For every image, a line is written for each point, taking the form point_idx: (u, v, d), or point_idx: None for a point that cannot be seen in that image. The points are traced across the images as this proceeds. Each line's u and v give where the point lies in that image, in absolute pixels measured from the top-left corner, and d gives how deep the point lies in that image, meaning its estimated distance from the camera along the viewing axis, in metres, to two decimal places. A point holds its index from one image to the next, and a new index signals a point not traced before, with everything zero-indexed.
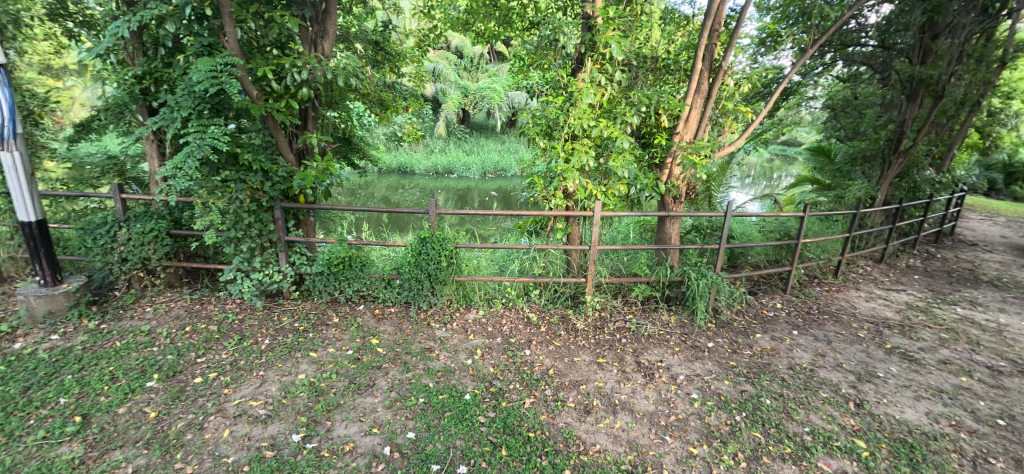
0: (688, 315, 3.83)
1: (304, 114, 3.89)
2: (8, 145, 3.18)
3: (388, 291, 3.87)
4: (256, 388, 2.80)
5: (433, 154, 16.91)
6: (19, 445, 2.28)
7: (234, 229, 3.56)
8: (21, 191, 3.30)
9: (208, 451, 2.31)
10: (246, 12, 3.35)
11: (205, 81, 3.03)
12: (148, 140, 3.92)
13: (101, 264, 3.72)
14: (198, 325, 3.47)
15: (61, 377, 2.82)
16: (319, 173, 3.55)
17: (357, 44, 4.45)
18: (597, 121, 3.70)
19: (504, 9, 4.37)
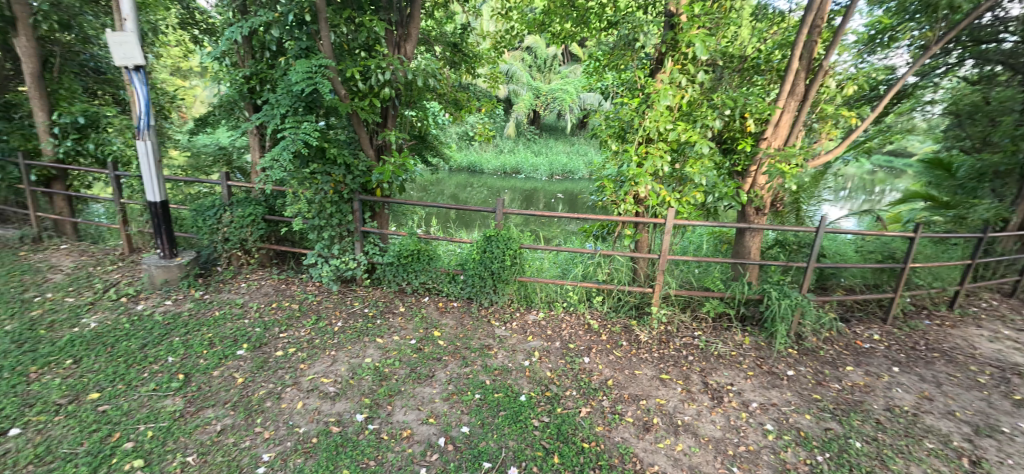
0: (766, 338, 3.52)
1: (385, 113, 4.11)
2: (144, 135, 3.73)
3: (453, 286, 3.97)
4: (327, 367, 3.00)
5: (502, 154, 17.14)
6: (136, 393, 2.64)
7: (318, 218, 3.84)
8: (151, 176, 3.82)
9: (283, 419, 2.51)
10: (340, 18, 3.63)
11: (301, 81, 3.28)
12: (251, 134, 4.35)
13: (208, 242, 4.21)
14: (282, 303, 3.80)
15: (170, 338, 3.21)
16: (396, 168, 3.72)
17: (437, 46, 4.61)
18: (674, 125, 3.49)
19: (581, 9, 4.27)
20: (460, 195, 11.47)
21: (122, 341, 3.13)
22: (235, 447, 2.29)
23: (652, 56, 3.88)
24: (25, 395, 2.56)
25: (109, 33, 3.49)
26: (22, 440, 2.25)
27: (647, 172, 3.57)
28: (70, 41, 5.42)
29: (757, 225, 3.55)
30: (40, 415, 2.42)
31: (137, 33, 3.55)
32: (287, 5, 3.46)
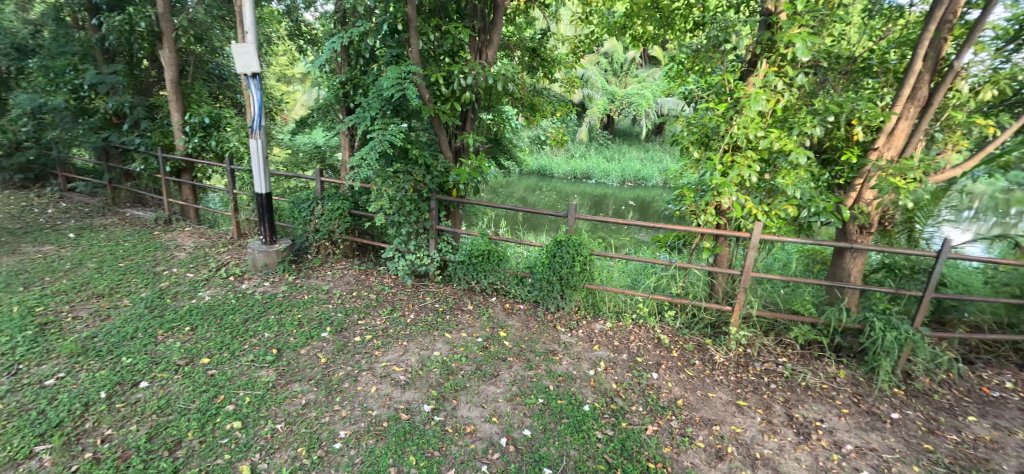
0: (866, 373, 3.13)
1: (464, 116, 4.26)
2: (256, 134, 4.20)
3: (520, 288, 4.00)
4: (399, 356, 3.16)
5: (572, 159, 16.99)
6: (237, 362, 2.97)
7: (398, 214, 4.06)
8: (260, 170, 4.28)
9: (358, 401, 2.68)
10: (428, 26, 3.81)
11: (392, 87, 3.50)
12: (343, 134, 4.71)
13: (302, 232, 4.62)
14: (362, 292, 4.06)
15: (267, 316, 3.58)
16: (472, 170, 3.83)
17: (516, 51, 4.65)
18: (766, 131, 3.20)
19: (666, 10, 4.10)
20: (529, 198, 11.54)
21: (228, 315, 3.54)
22: (316, 421, 2.49)
23: (743, 59, 3.62)
24: (153, 354, 3.00)
25: (234, 44, 3.96)
26: (150, 392, 2.64)
27: (732, 181, 3.33)
28: (202, 52, 6.25)
29: (860, 245, 3.17)
30: (163, 372, 2.81)
31: (255, 44, 4.00)
32: (382, 15, 3.70)
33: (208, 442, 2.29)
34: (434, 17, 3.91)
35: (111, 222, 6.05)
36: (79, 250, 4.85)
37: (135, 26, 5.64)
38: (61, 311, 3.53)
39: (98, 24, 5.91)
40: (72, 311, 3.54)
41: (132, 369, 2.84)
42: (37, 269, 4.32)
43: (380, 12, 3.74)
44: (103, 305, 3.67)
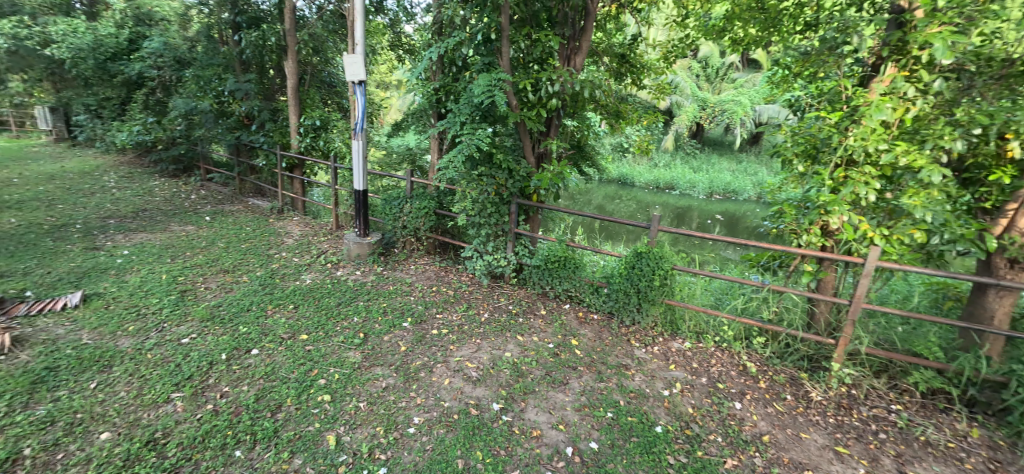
0: (1008, 436, 2.59)
1: (549, 122, 4.28)
2: (358, 136, 4.60)
3: (595, 297, 3.92)
4: (472, 352, 3.27)
5: (656, 168, 16.34)
6: (330, 341, 3.27)
7: (479, 216, 4.20)
8: (359, 169, 4.67)
9: (433, 391, 2.81)
10: (520, 35, 3.90)
11: (483, 93, 3.64)
12: (434, 138, 4.97)
13: (391, 227, 4.96)
14: (441, 288, 4.26)
15: (357, 301, 3.90)
16: (555, 176, 3.84)
17: (604, 58, 4.56)
18: (891, 144, 2.80)
19: (773, 11, 3.78)
20: (608, 206, 11.30)
21: (324, 298, 3.92)
22: (394, 405, 2.66)
23: (865, 62, 3.21)
24: (263, 326, 3.41)
25: (347, 54, 4.39)
26: (258, 359, 3.01)
27: (843, 199, 2.98)
28: (317, 63, 7.00)
29: (1008, 283, 2.66)
30: (270, 343, 3.19)
31: (364, 55, 4.39)
32: (478, 25, 3.86)
33: (303, 410, 2.55)
34: (525, 26, 4.00)
35: (237, 209, 6.99)
36: (211, 231, 5.67)
37: (267, 41, 6.49)
38: (196, 281, 4.15)
39: (238, 40, 6.88)
40: (204, 282, 4.15)
41: (246, 337, 3.25)
42: (181, 245, 5.13)
43: (476, 22, 3.91)
44: (227, 279, 4.25)
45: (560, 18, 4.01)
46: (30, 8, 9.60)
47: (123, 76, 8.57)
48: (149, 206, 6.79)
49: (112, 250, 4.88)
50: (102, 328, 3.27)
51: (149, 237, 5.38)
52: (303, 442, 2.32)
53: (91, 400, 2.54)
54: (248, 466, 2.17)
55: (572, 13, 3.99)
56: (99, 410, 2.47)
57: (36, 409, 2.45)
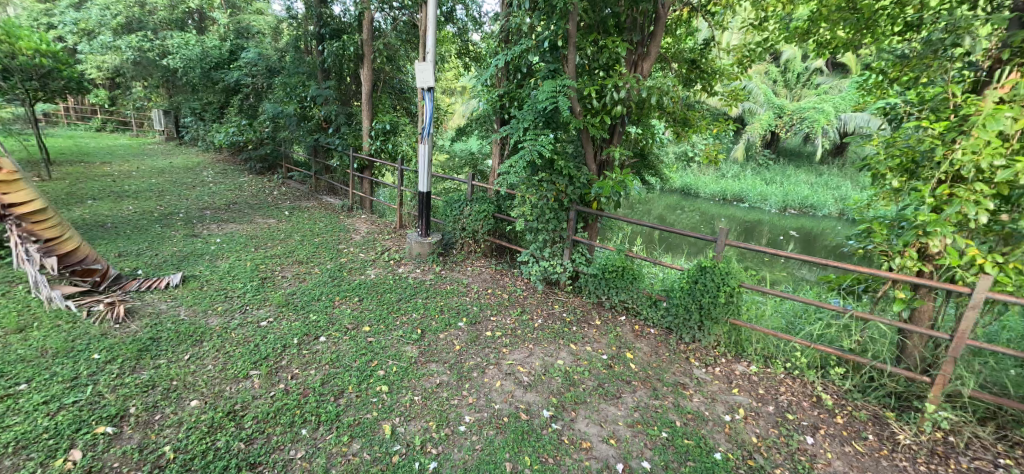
0: None
1: (613, 129, 4.20)
2: (425, 140, 4.78)
3: (653, 311, 3.77)
4: (524, 357, 3.27)
5: (723, 179, 15.50)
6: (390, 334, 3.42)
7: (537, 221, 4.21)
8: (424, 171, 4.84)
9: (484, 391, 2.85)
10: (587, 41, 3.87)
11: (546, 99, 3.65)
12: (496, 143, 5.06)
13: (451, 228, 5.10)
14: (496, 291, 4.32)
15: (416, 298, 4.05)
16: (616, 184, 3.75)
17: (673, 64, 4.40)
18: (1010, 160, 2.43)
19: (867, 11, 3.44)
20: (669, 217, 10.89)
21: (386, 293, 4.10)
22: (447, 401, 2.72)
23: (979, 66, 2.84)
24: (330, 315, 3.64)
25: (418, 62, 4.60)
26: (325, 346, 3.21)
27: (947, 220, 2.64)
28: (389, 70, 7.40)
29: None
30: (336, 332, 3.39)
31: (434, 62, 4.57)
32: (545, 32, 3.89)
33: (363, 398, 2.69)
34: (592, 33, 3.97)
35: (312, 205, 7.54)
36: (289, 225, 6.16)
37: (346, 50, 6.97)
38: (275, 270, 4.53)
39: (322, 50, 7.45)
40: (281, 271, 4.51)
41: (315, 324, 3.49)
42: (263, 236, 5.62)
43: (543, 30, 3.94)
44: (301, 270, 4.59)
45: (629, 24, 3.91)
46: (154, 24, 11.03)
47: (223, 83, 9.57)
48: (239, 200, 7.51)
49: (206, 238, 5.45)
50: (197, 307, 3.66)
51: (237, 228, 5.94)
52: (362, 428, 2.44)
53: (184, 370, 2.85)
54: (312, 445, 2.32)
55: (642, 19, 3.88)
56: (191, 380, 2.76)
57: (141, 374, 2.79)
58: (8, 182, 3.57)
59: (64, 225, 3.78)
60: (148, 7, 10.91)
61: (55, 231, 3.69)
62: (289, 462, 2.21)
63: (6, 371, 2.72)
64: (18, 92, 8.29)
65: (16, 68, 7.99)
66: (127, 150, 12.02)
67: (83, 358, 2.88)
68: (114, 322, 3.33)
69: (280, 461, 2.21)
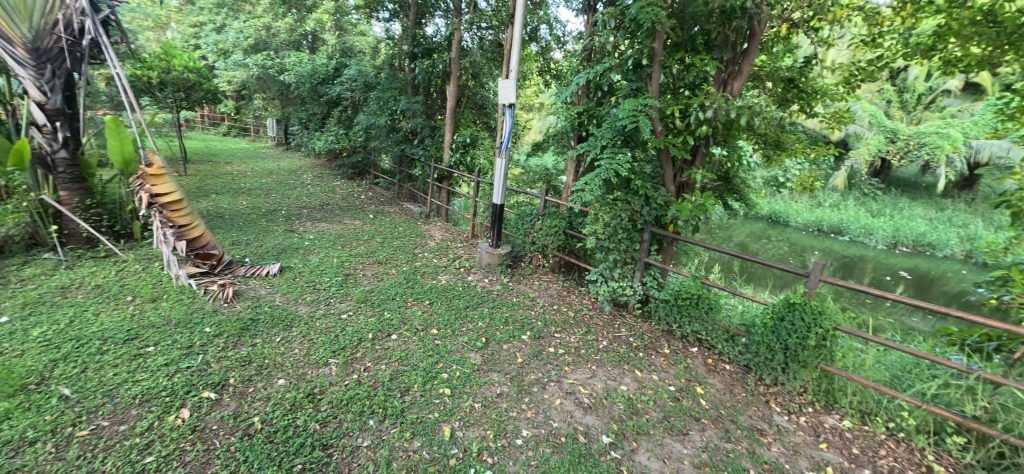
0: None
1: (695, 150, 4.03)
2: (503, 154, 4.92)
3: (729, 346, 3.50)
4: (586, 378, 3.19)
5: (819, 209, 14.11)
6: (455, 340, 3.52)
7: (609, 240, 4.13)
8: (500, 183, 4.95)
9: (543, 408, 2.83)
10: (673, 59, 3.76)
11: (627, 118, 3.59)
12: (571, 160, 5.06)
13: (521, 241, 5.17)
14: (561, 308, 4.28)
15: (482, 307, 4.14)
16: (695, 207, 3.55)
17: (767, 83, 4.11)
18: None
19: (1011, 24, 2.96)
20: (752, 246, 10.13)
21: (455, 299, 4.24)
22: (506, 412, 2.74)
23: None
24: (403, 315, 3.84)
25: (502, 80, 4.76)
26: (396, 343, 3.39)
27: None
28: (473, 86, 7.75)
29: None
30: (406, 331, 3.57)
31: (516, 80, 4.71)
32: (630, 51, 3.85)
33: (426, 398, 2.79)
34: (679, 50, 3.85)
35: (394, 210, 8.06)
36: (373, 227, 6.63)
37: (435, 68, 7.42)
38: (357, 268, 4.89)
39: (414, 67, 8.02)
40: (363, 270, 4.86)
41: (388, 322, 3.70)
42: (349, 236, 6.10)
43: (628, 48, 3.91)
44: (380, 270, 4.91)
45: (720, 41, 3.74)
46: (276, 45, 12.60)
47: (327, 97, 10.64)
48: (331, 202, 8.24)
49: (302, 234, 6.04)
50: (290, 295, 4.06)
51: (328, 227, 6.51)
52: (423, 427, 2.54)
53: (275, 351, 3.16)
54: (377, 436, 2.46)
55: (734, 36, 3.70)
56: (280, 360, 3.06)
57: (241, 349, 3.15)
58: (157, 176, 4.23)
59: (193, 214, 4.39)
60: (272, 31, 12.51)
61: (187, 219, 4.30)
62: (355, 449, 2.35)
63: (140, 334, 3.21)
64: (169, 101, 9.88)
65: (170, 81, 9.54)
66: (246, 153, 13.75)
67: (197, 330, 3.33)
68: (224, 300, 3.79)
69: (347, 447, 2.36)
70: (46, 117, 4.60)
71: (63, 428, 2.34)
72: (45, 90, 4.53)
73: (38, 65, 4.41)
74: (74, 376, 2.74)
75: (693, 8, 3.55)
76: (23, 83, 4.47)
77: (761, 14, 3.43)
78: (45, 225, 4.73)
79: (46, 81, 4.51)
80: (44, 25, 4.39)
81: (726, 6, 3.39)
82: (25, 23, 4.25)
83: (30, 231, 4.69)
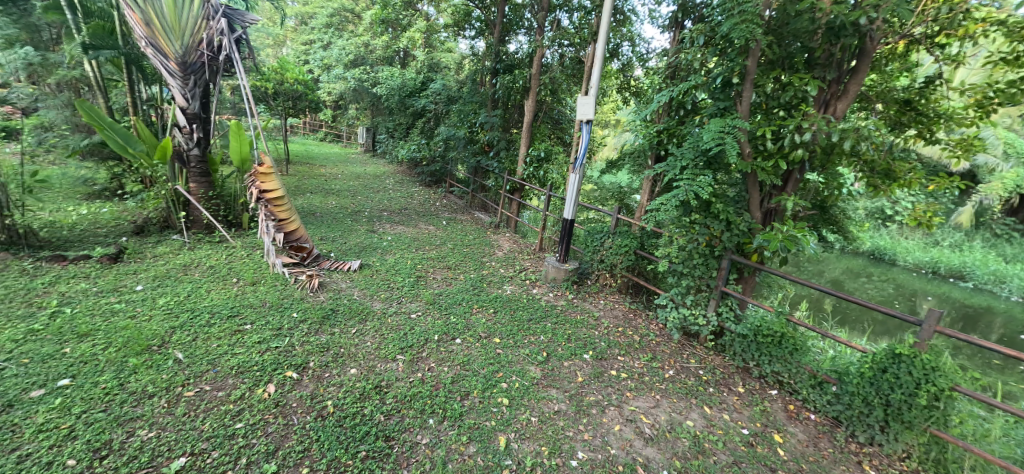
0: None
1: (787, 176, 3.72)
2: (577, 170, 4.89)
3: (815, 393, 3.15)
4: (649, 407, 3.04)
5: (935, 248, 12.33)
6: (517, 351, 3.54)
7: (683, 265, 3.92)
8: (571, 199, 4.90)
9: (601, 432, 2.74)
10: (767, 78, 3.51)
11: (712, 138, 3.41)
12: (647, 179, 4.90)
13: (588, 258, 5.08)
14: (627, 331, 4.13)
15: (545, 321, 4.13)
16: (785, 237, 3.26)
17: (877, 105, 3.70)
18: None
19: None
20: (849, 284, 9.07)
21: (519, 310, 4.27)
22: (562, 431, 2.69)
23: None
24: (468, 321, 3.94)
25: (580, 96, 4.75)
26: (459, 347, 3.48)
27: None
28: (551, 102, 7.84)
29: None
30: (470, 337, 3.66)
31: (595, 96, 4.67)
32: (719, 69, 3.68)
33: (484, 405, 2.83)
34: (774, 69, 3.60)
35: (465, 219, 8.34)
36: (445, 233, 6.91)
37: (515, 83, 7.62)
38: (429, 271, 5.12)
39: (494, 83, 8.30)
40: (433, 273, 5.07)
41: (454, 326, 3.82)
42: (423, 240, 6.41)
43: (716, 67, 3.74)
44: (449, 275, 5.09)
45: (823, 60, 3.44)
46: (372, 60, 13.71)
47: (413, 108, 11.35)
48: (409, 206, 8.73)
49: (381, 235, 6.45)
50: (366, 291, 4.35)
51: (405, 230, 6.89)
52: (480, 433, 2.57)
53: (351, 341, 3.39)
54: (435, 435, 2.54)
55: (840, 53, 3.39)
56: (354, 351, 3.27)
57: (321, 336, 3.42)
58: (266, 175, 4.74)
59: (292, 210, 4.86)
60: (370, 47, 13.65)
61: (286, 214, 4.78)
62: (414, 445, 2.45)
63: (241, 312, 3.61)
64: (280, 109, 11.13)
65: (282, 92, 10.75)
66: (338, 157, 15.03)
67: (287, 314, 3.67)
68: (310, 290, 4.16)
69: (407, 442, 2.46)
70: (186, 120, 5.39)
71: (174, 388, 2.69)
72: (187, 97, 5.32)
73: (184, 76, 5.19)
74: (187, 343, 3.15)
75: (794, 24, 3.30)
76: (172, 91, 5.30)
77: (876, 30, 3.11)
78: (176, 211, 5.51)
79: (188, 89, 5.30)
80: (192, 43, 5.16)
81: (834, 22, 3.12)
82: (178, 41, 5.04)
83: (165, 215, 5.53)
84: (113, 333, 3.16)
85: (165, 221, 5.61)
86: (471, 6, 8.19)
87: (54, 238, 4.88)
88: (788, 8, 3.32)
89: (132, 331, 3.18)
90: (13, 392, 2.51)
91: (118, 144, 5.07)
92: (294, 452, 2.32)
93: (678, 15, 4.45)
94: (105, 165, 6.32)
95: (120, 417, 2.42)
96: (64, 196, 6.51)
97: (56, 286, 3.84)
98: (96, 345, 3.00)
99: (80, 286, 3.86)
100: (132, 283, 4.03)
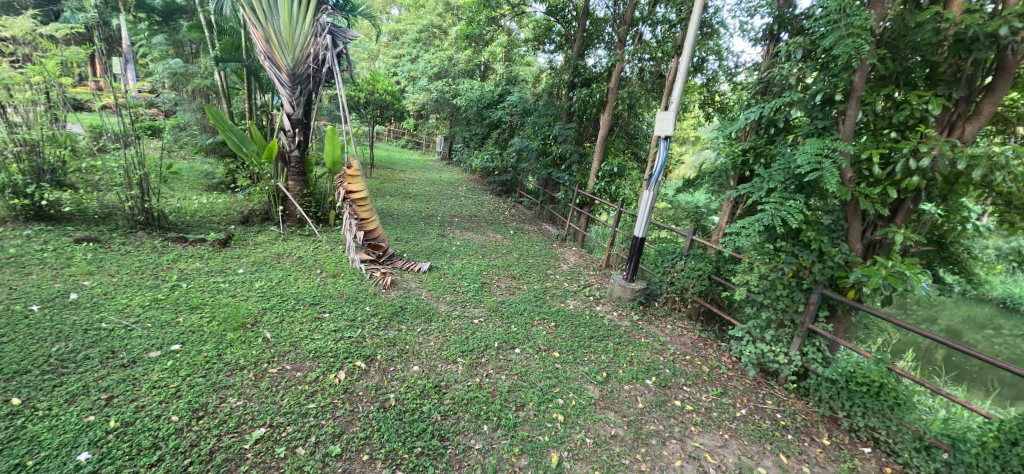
0: None
1: (896, 205, 3.31)
2: (651, 187, 4.67)
3: (921, 458, 2.73)
4: (715, 445, 2.82)
5: None
6: (577, 367, 3.47)
7: (765, 295, 3.61)
8: (643, 217, 4.73)
9: (660, 464, 2.59)
10: (878, 95, 3.15)
11: (808, 162, 3.13)
12: (728, 201, 4.60)
13: (657, 279, 4.83)
14: (695, 360, 3.88)
15: (606, 339, 4.01)
16: (891, 274, 2.87)
17: (1019, 127, 3.14)
18: None
19: None
20: (968, 336, 7.75)
21: (581, 326, 4.19)
22: (617, 457, 2.58)
23: None
24: (528, 332, 3.94)
25: (660, 111, 4.54)
26: (518, 357, 3.49)
27: None
28: (627, 116, 7.68)
29: None
30: (529, 348, 3.65)
31: (676, 111, 4.46)
32: (819, 84, 3.36)
33: (539, 419, 2.80)
34: (887, 85, 3.22)
35: (533, 230, 8.40)
36: (512, 243, 7.01)
37: (593, 97, 7.58)
38: (494, 279, 5.20)
39: (571, 96, 8.31)
40: (498, 281, 5.15)
41: (514, 335, 3.83)
42: (490, 248, 6.55)
43: (816, 82, 3.43)
44: (513, 284, 5.14)
45: (948, 75, 3.02)
46: (454, 73, 14.34)
47: (489, 119, 11.69)
48: (479, 214, 8.97)
49: (451, 240, 6.68)
50: (433, 292, 4.52)
51: (473, 237, 7.09)
52: (533, 447, 2.55)
53: (416, 339, 3.53)
54: (488, 442, 2.56)
55: (971, 68, 2.95)
56: (418, 348, 3.41)
57: (389, 331, 3.60)
58: (353, 177, 5.05)
59: (373, 210, 5.14)
60: (453, 61, 14.32)
61: (367, 213, 5.07)
62: (467, 449, 2.49)
63: (322, 301, 3.93)
64: (368, 118, 12.03)
65: (372, 101, 11.63)
66: (416, 163, 15.88)
67: (360, 307, 3.93)
68: (382, 286, 4.42)
69: (461, 444, 2.51)
70: (290, 124, 5.96)
71: (261, 363, 2.97)
72: (293, 104, 5.89)
73: (292, 86, 5.78)
74: (275, 324, 3.48)
75: (912, 36, 2.95)
76: (282, 99, 5.90)
77: (1020, 42, 2.68)
78: (276, 206, 6.15)
79: (295, 98, 5.88)
80: (301, 57, 5.75)
81: (965, 34, 2.73)
82: (290, 55, 5.64)
83: (268, 208, 6.21)
84: (217, 308, 3.58)
85: (266, 214, 6.28)
86: (552, 21, 8.32)
87: (180, 222, 5.65)
88: (907, 18, 2.98)
89: (232, 308, 3.59)
90: (137, 351, 2.93)
91: (234, 144, 5.75)
92: (357, 438, 2.45)
93: (774, 27, 4.16)
94: (223, 161, 7.24)
95: (215, 384, 2.72)
96: (191, 186, 7.54)
97: (177, 263, 4.44)
98: (202, 318, 3.41)
99: (195, 265, 4.43)
100: (235, 266, 4.55)
